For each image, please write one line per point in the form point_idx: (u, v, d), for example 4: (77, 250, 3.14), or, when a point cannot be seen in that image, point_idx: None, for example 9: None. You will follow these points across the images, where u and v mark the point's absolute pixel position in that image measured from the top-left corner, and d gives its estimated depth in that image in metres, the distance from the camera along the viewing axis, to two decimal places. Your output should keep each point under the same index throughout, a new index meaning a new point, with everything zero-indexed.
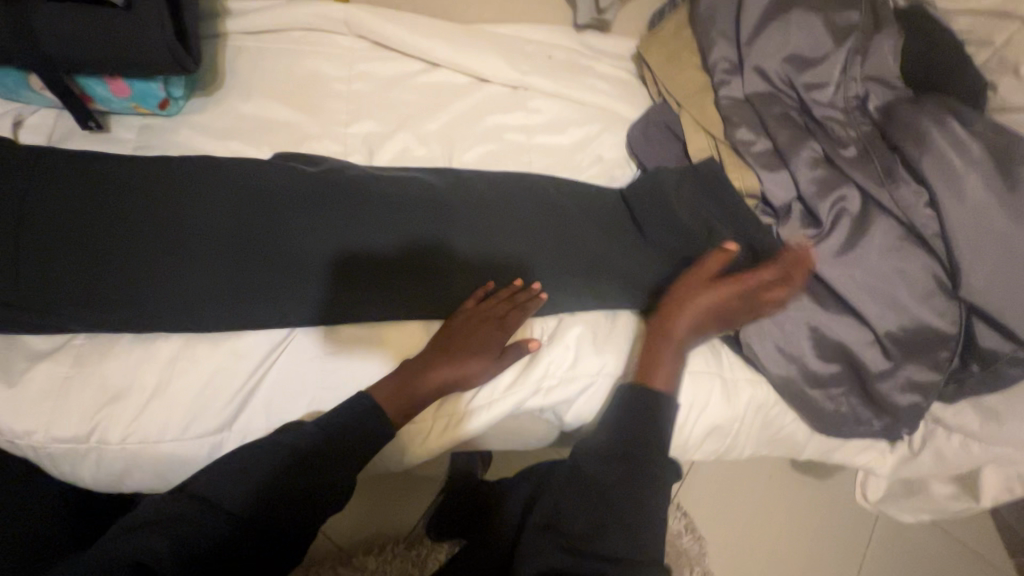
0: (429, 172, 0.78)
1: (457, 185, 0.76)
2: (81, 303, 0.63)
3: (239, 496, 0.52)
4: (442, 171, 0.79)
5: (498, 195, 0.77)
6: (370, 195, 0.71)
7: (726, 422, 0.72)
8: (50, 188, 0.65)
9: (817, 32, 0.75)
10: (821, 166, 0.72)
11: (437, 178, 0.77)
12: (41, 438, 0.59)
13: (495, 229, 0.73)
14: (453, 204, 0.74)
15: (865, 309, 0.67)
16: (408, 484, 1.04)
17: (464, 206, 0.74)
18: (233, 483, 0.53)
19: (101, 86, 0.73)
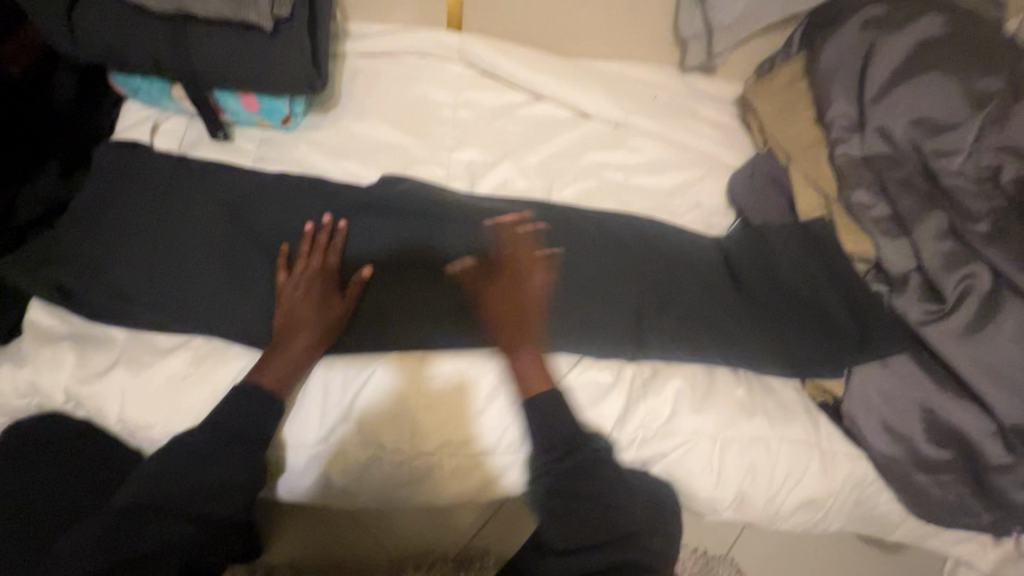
0: (521, 204, 0.79)
1: (542, 219, 0.76)
2: (201, 309, 0.66)
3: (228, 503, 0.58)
4: (535, 203, 0.79)
5: (592, 234, 0.76)
6: (447, 223, 0.73)
7: (820, 495, 0.68)
8: (186, 199, 0.70)
9: (952, 98, 0.72)
10: (949, 238, 0.68)
11: (527, 209, 0.77)
12: (158, 433, 0.63)
13: (577, 268, 0.73)
14: (537, 237, 0.74)
15: (990, 397, 0.63)
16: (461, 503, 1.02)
17: (549, 241, 0.74)
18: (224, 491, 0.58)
19: (234, 101, 0.78)
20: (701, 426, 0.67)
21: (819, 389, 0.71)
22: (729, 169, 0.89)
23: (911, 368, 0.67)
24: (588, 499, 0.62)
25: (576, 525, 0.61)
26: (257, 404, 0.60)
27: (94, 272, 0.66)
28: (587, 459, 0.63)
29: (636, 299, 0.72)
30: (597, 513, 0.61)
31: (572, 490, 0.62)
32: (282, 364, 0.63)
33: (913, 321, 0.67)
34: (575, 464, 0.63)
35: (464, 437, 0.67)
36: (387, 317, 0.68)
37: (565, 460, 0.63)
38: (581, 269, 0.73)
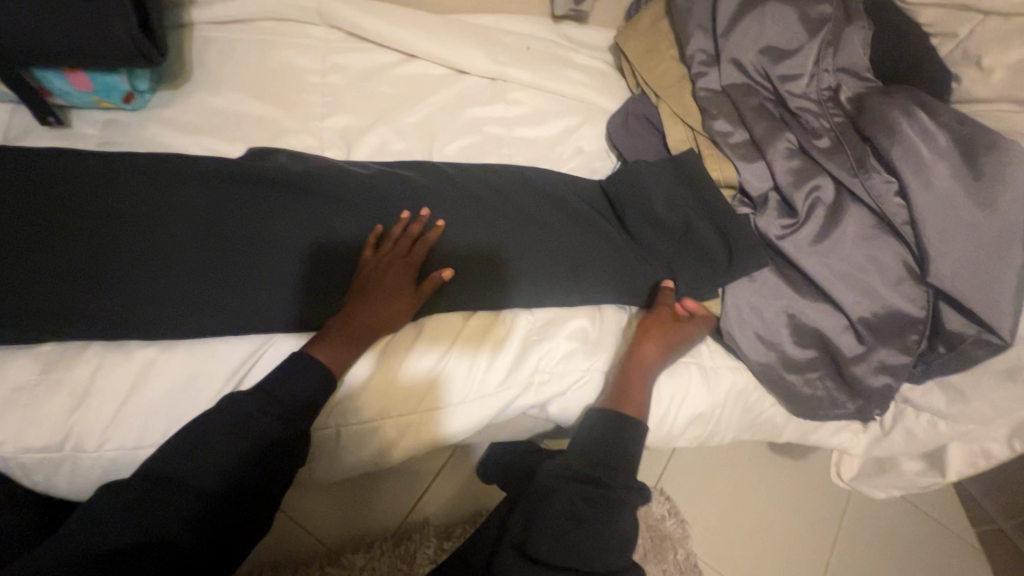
0: (396, 168, 0.77)
1: (427, 181, 0.75)
2: (45, 307, 0.61)
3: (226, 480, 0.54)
4: (415, 166, 0.78)
5: (473, 188, 0.76)
6: (356, 190, 0.72)
7: (708, 409, 0.73)
8: (12, 190, 0.63)
9: (791, 25, 0.76)
10: (797, 156, 0.73)
11: (410, 173, 0.76)
12: (10, 450, 0.56)
13: (461, 222, 0.73)
14: (421, 197, 0.73)
15: (841, 297, 0.69)
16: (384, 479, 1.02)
17: (434, 201, 0.73)
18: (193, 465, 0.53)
19: (59, 79, 0.69)
20: (591, 362, 0.70)
21: (697, 309, 0.76)
22: (606, 114, 0.91)
23: (775, 281, 0.72)
24: (591, 517, 0.57)
25: (562, 539, 0.55)
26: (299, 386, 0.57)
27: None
28: (614, 489, 0.59)
29: (523, 246, 0.73)
30: (586, 540, 0.55)
31: (586, 498, 0.58)
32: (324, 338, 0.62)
33: (773, 237, 0.72)
34: (599, 487, 0.59)
35: (418, 397, 0.65)
36: (299, 292, 0.67)
37: (597, 472, 0.60)
38: (471, 225, 0.73)
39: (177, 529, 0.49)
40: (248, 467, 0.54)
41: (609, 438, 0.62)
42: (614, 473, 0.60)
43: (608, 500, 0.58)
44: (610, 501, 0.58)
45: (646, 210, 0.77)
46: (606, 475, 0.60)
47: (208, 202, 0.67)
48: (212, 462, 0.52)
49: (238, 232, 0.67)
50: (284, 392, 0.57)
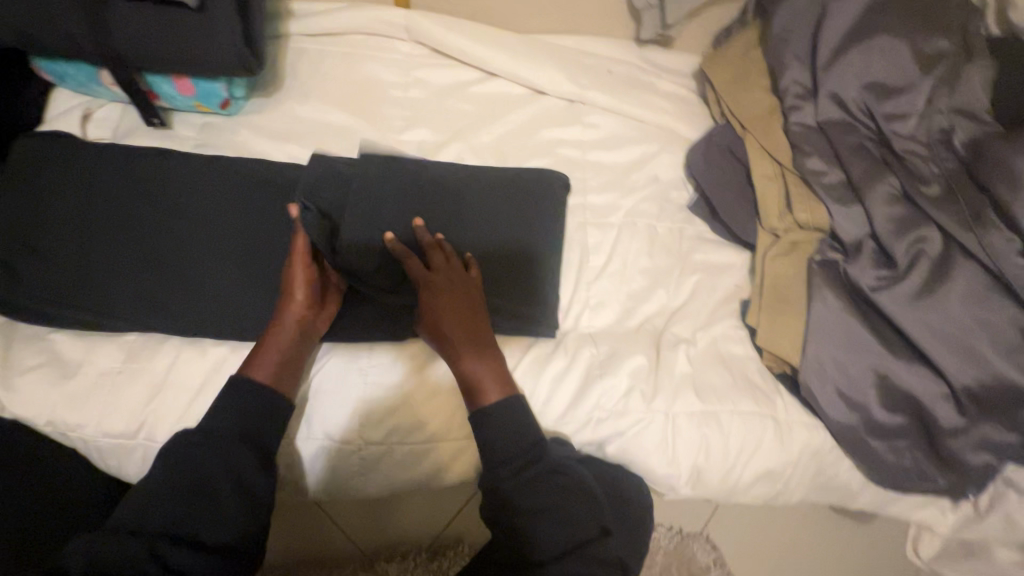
0: (454, 177, 0.75)
1: (488, 197, 0.74)
2: (121, 300, 0.64)
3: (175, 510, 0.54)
4: (476, 176, 0.76)
5: (535, 207, 0.74)
6: (415, 200, 0.71)
7: (778, 466, 0.68)
8: (105, 190, 0.68)
9: (903, 60, 0.70)
10: (900, 203, 0.68)
11: (468, 184, 0.75)
12: (92, 433, 0.60)
13: (521, 242, 0.72)
14: (482, 215, 0.72)
15: (942, 361, 0.63)
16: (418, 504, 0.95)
17: (494, 218, 0.73)
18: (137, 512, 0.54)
19: (166, 84, 0.74)
20: (654, 404, 0.66)
21: (774, 358, 0.71)
22: (686, 143, 0.88)
23: (865, 336, 0.66)
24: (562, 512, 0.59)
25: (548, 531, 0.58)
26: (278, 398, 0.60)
27: (42, 262, 0.64)
28: (540, 460, 0.60)
29: None
30: (559, 523, 0.58)
31: (535, 488, 0.59)
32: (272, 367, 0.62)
33: (865, 287, 0.67)
34: (535, 468, 0.60)
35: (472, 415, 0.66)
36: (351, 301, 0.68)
37: (520, 462, 0.60)
38: (533, 249, 0.72)
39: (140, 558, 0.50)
40: (183, 484, 0.55)
41: (532, 431, 0.61)
42: (536, 455, 0.60)
43: (549, 476, 0.60)
44: (552, 477, 0.60)
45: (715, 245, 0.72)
46: (533, 460, 0.60)
47: (278, 211, 0.70)
48: (146, 490, 0.55)
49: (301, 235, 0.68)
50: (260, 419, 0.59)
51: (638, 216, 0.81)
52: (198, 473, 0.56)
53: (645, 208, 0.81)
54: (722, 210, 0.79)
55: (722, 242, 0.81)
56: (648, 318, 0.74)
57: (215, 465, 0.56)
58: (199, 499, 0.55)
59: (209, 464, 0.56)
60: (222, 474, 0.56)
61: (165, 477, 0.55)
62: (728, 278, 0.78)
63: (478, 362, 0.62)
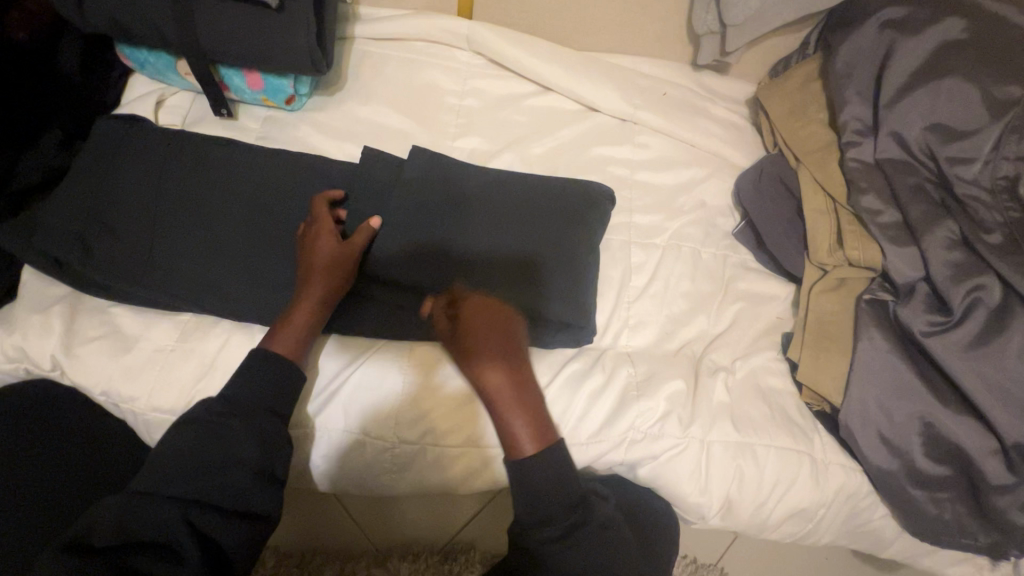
0: (473, 181, 0.74)
1: (520, 202, 0.73)
2: (178, 282, 0.66)
3: (206, 484, 0.54)
4: (492, 181, 0.75)
5: (572, 218, 0.74)
6: (443, 199, 0.71)
7: (811, 506, 0.67)
8: (169, 177, 0.71)
9: (971, 105, 0.69)
10: (959, 249, 0.66)
11: (490, 191, 0.74)
12: (143, 406, 0.62)
13: (554, 250, 0.71)
14: (514, 220, 0.72)
15: (994, 415, 0.61)
16: (434, 514, 0.92)
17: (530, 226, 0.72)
18: (170, 478, 0.54)
19: (238, 77, 0.77)
20: (691, 430, 0.66)
21: (813, 395, 0.70)
22: (736, 170, 0.87)
23: (912, 381, 0.65)
24: (592, 530, 0.58)
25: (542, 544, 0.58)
26: (277, 372, 0.60)
27: (112, 238, 0.68)
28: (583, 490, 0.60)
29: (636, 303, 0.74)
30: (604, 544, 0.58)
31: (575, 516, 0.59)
32: (293, 337, 0.63)
33: (917, 331, 0.65)
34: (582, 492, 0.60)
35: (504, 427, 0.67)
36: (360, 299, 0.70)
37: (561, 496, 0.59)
38: (566, 259, 0.71)
39: (172, 527, 0.51)
40: (210, 460, 0.55)
41: (559, 458, 0.60)
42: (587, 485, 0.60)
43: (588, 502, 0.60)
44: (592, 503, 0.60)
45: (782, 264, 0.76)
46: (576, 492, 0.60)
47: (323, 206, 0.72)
48: (178, 461, 0.55)
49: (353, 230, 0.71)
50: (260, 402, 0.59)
51: (683, 239, 0.80)
52: (236, 451, 0.56)
53: (691, 231, 0.81)
54: (770, 240, 0.78)
55: (766, 273, 0.81)
56: (687, 343, 0.74)
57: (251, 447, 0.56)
58: (221, 470, 0.55)
59: (246, 444, 0.56)
60: (251, 449, 0.56)
61: (190, 450, 0.55)
62: (771, 309, 0.77)
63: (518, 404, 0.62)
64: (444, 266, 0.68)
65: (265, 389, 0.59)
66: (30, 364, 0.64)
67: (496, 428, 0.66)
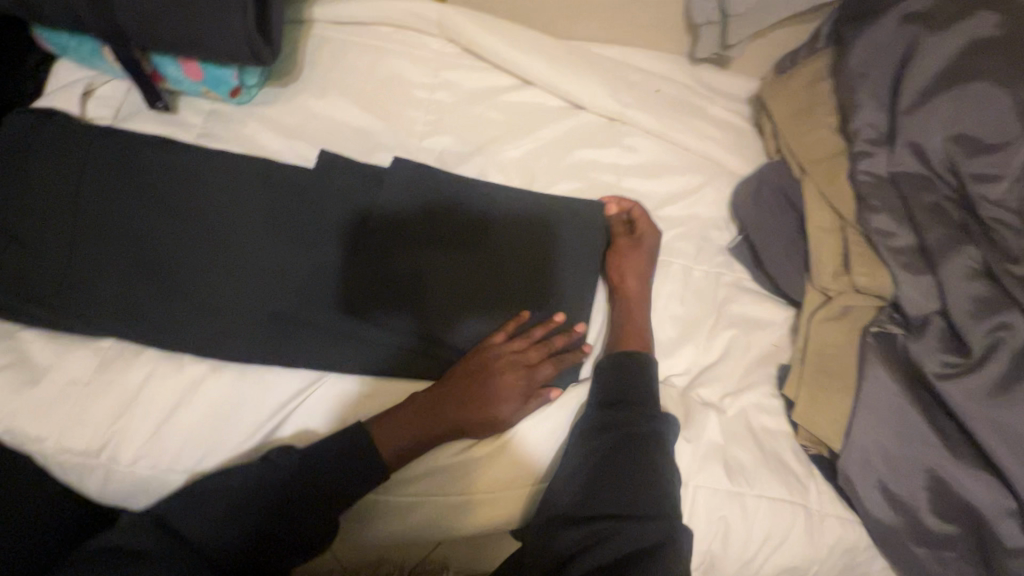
0: (448, 189, 0.67)
1: (502, 222, 0.67)
2: (102, 307, 0.59)
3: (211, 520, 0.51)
4: (474, 188, 0.68)
5: (553, 240, 0.67)
6: (410, 218, 0.65)
7: (804, 562, 0.60)
8: (95, 183, 0.63)
9: (1003, 114, 0.60)
10: (981, 280, 0.58)
11: (469, 202, 0.67)
12: (53, 448, 0.55)
13: (531, 275, 0.66)
14: (489, 241, 0.66)
15: (1011, 472, 0.54)
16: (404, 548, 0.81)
17: (507, 243, 0.66)
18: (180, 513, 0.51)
19: (174, 67, 0.68)
20: None
21: (810, 436, 0.63)
22: (734, 177, 0.79)
23: (920, 427, 0.58)
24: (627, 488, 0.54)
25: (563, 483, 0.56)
26: None
27: (38, 244, 0.60)
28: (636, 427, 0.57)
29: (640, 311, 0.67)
30: (635, 491, 0.54)
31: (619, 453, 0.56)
32: (398, 429, 0.56)
33: (930, 372, 0.58)
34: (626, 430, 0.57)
35: (470, 469, 0.60)
36: (308, 327, 0.61)
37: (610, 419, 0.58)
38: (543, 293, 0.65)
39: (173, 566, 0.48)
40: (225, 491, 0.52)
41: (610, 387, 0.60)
42: (628, 426, 0.57)
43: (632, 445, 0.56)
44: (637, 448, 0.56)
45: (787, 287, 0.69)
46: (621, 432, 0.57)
47: (273, 219, 0.64)
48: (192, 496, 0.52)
49: (305, 250, 0.63)
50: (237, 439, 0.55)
51: (672, 255, 0.73)
52: (227, 516, 0.51)
53: (681, 247, 0.73)
54: (768, 259, 0.70)
55: (763, 294, 0.73)
56: (673, 373, 0.67)
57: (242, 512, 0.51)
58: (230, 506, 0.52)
59: (249, 494, 0.52)
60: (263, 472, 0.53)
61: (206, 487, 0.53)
62: (767, 336, 0.70)
63: (639, 296, 0.67)
64: (400, 272, 0.63)
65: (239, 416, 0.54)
66: None
67: (484, 448, 0.60)
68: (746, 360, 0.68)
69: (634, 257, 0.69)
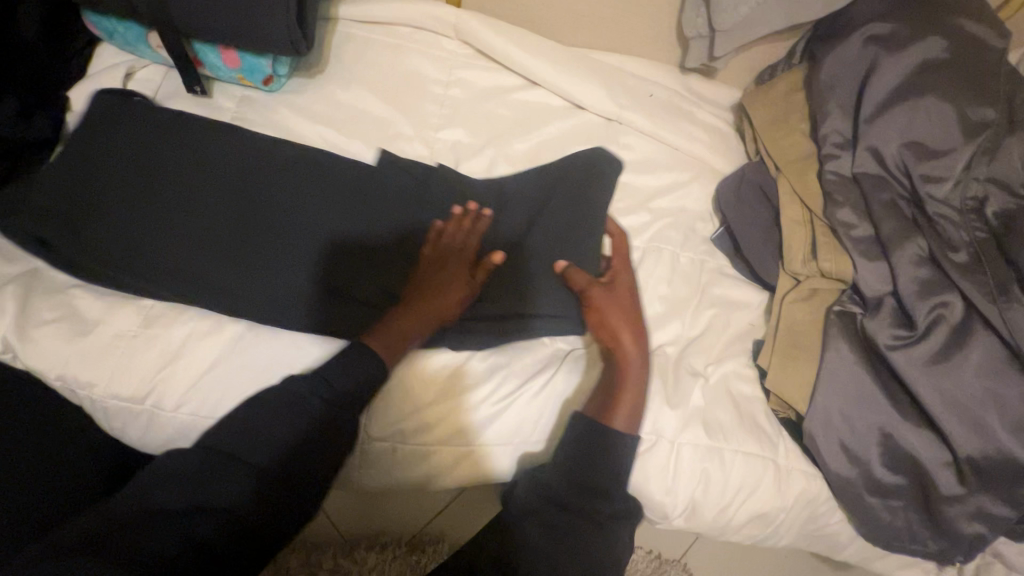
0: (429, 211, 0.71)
1: (513, 211, 0.74)
2: (146, 268, 0.64)
3: (266, 452, 0.50)
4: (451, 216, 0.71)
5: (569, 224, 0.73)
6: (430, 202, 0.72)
7: (773, 510, 0.69)
8: (145, 156, 0.69)
9: (947, 124, 0.70)
10: (926, 266, 0.68)
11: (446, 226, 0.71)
12: (101, 393, 0.61)
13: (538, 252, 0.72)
14: (501, 225, 0.73)
15: (947, 428, 0.64)
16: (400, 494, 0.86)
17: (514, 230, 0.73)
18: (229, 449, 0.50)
19: (213, 54, 0.74)
20: (663, 430, 0.67)
21: (780, 401, 0.71)
22: (717, 176, 0.88)
23: (873, 393, 0.66)
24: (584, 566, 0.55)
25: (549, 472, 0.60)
26: None
27: (75, 216, 0.65)
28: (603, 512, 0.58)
29: None
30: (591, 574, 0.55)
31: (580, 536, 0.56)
32: (396, 332, 0.62)
33: (882, 344, 0.67)
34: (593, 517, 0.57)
35: (475, 427, 0.67)
36: (336, 292, 0.66)
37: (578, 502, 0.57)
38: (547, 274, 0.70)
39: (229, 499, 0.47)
40: (269, 430, 0.51)
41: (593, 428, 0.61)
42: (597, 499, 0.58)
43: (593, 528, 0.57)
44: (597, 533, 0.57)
45: (762, 272, 0.78)
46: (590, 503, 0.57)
47: (306, 197, 0.70)
48: (237, 433, 0.51)
49: (334, 226, 0.69)
50: (267, 408, 0.53)
51: (662, 242, 0.80)
52: (271, 437, 0.51)
53: (670, 234, 0.81)
54: (746, 247, 0.79)
55: (741, 279, 0.81)
56: (662, 345, 0.74)
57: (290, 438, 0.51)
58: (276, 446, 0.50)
59: (294, 431, 0.51)
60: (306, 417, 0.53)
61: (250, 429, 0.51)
62: (744, 315, 0.78)
63: (636, 358, 0.65)
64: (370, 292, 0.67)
65: (270, 417, 0.52)
66: None
67: (484, 407, 0.67)
68: (725, 336, 0.76)
69: (618, 298, 0.67)
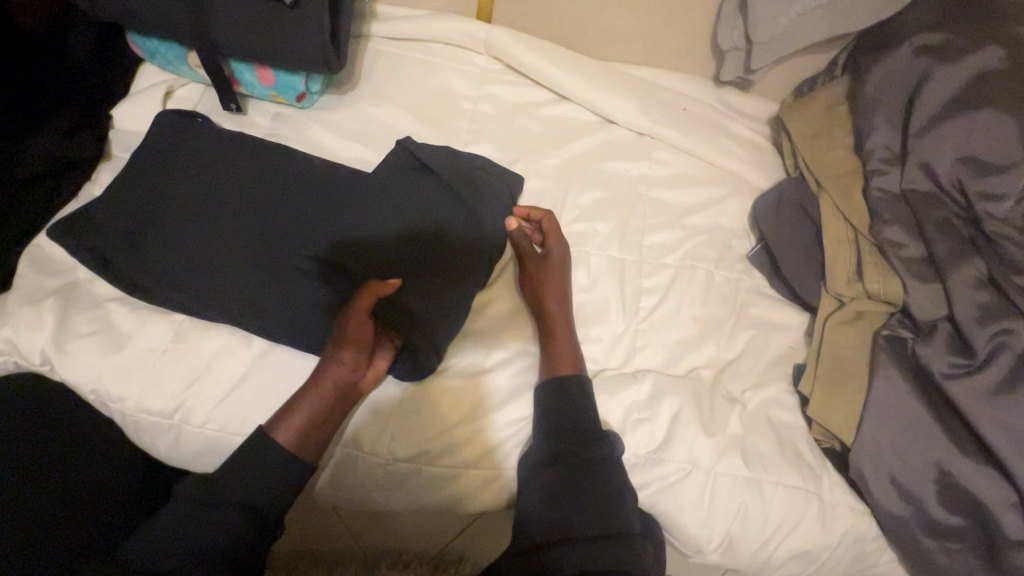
0: (446, 206, 0.70)
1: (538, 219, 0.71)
2: (176, 279, 0.64)
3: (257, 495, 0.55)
4: (464, 212, 0.70)
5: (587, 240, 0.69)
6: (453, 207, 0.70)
7: (817, 548, 0.64)
8: (177, 168, 0.69)
9: (1007, 138, 0.65)
10: (986, 289, 0.63)
11: (461, 218, 0.70)
12: (132, 407, 0.61)
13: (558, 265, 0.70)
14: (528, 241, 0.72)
15: (1015, 466, 0.58)
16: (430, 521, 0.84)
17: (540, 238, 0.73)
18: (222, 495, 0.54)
19: (249, 73, 0.75)
20: (698, 458, 0.64)
21: (824, 431, 0.67)
22: (754, 192, 0.85)
23: (927, 424, 0.62)
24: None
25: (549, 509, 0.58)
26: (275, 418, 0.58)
27: (111, 228, 0.66)
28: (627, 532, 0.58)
29: (662, 322, 0.73)
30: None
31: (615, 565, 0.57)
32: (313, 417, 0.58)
33: (937, 372, 0.63)
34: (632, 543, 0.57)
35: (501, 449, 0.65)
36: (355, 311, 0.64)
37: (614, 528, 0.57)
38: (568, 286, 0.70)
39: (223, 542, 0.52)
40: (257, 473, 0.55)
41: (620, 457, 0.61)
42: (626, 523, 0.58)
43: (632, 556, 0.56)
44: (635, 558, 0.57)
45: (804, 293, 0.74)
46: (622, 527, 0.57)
47: (330, 206, 0.69)
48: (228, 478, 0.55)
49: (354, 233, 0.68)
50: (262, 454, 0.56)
51: (696, 260, 0.78)
52: (259, 480, 0.55)
53: (705, 252, 0.78)
54: (785, 266, 0.75)
55: (781, 300, 0.78)
56: (696, 368, 0.71)
57: (266, 480, 0.55)
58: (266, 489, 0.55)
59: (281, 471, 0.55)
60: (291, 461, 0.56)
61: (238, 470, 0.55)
62: (783, 338, 0.75)
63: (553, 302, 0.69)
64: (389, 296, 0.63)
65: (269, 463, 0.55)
66: (22, 358, 0.63)
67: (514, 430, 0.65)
68: (764, 359, 0.73)
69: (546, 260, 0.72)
